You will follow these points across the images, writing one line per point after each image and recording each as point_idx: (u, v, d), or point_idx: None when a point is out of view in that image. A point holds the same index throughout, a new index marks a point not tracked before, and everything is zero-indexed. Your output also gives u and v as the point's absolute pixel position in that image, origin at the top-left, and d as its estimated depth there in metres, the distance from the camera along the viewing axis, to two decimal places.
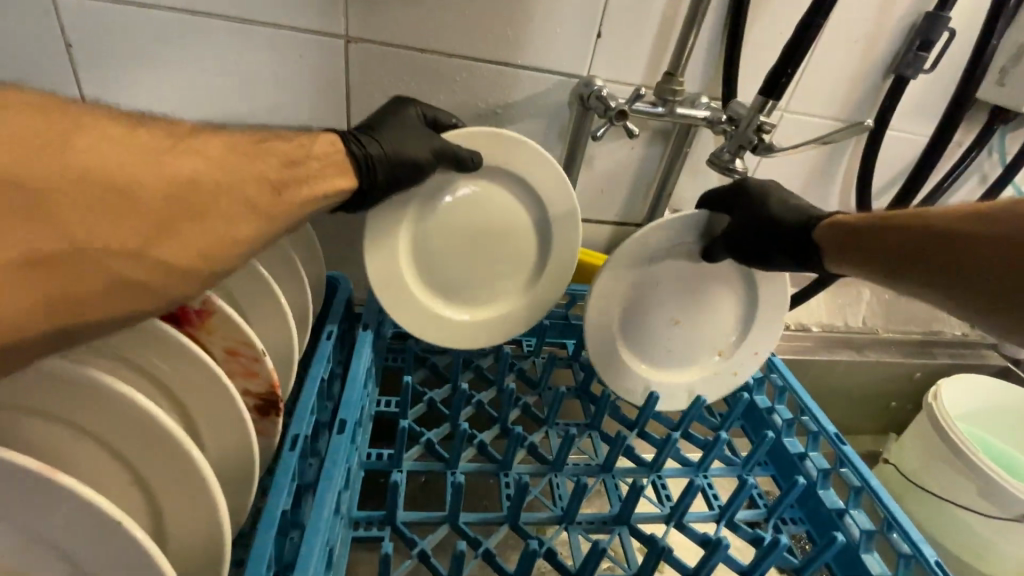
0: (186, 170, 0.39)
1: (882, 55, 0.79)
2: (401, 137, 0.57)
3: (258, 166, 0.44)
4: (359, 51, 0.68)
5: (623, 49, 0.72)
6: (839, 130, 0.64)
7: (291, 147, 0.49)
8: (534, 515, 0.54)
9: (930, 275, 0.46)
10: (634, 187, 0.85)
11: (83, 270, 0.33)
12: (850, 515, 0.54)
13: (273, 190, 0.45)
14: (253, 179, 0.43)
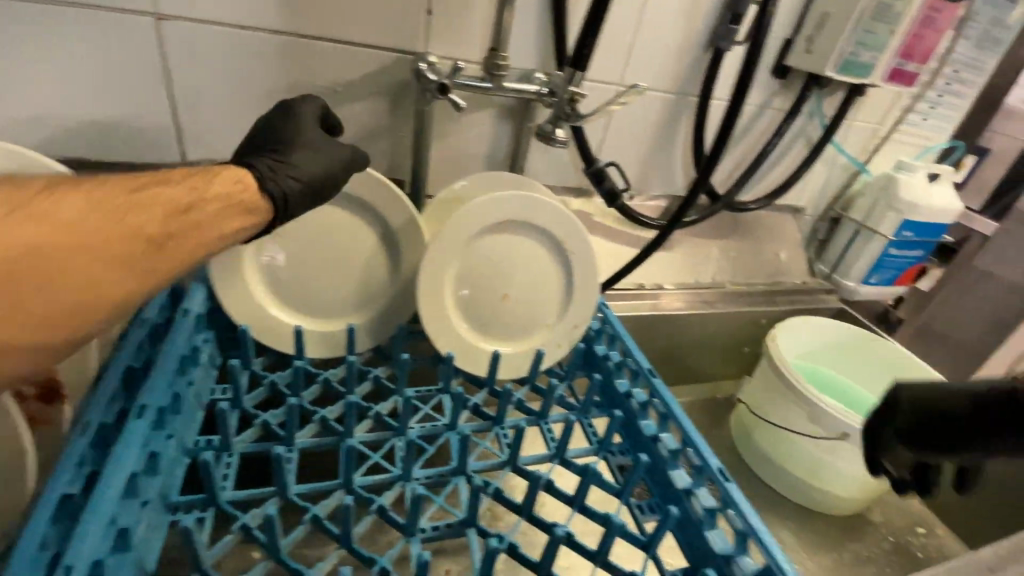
0: (38, 235, 0.37)
1: (700, 30, 0.86)
2: (308, 149, 0.56)
3: (129, 221, 0.42)
4: (174, 30, 0.66)
5: (454, 26, 0.74)
6: (623, 92, 0.67)
7: (180, 194, 0.46)
8: (370, 478, 0.55)
9: None
10: (489, 162, 0.88)
11: None
12: (665, 437, 0.60)
13: (146, 245, 0.43)
14: (137, 233, 0.42)
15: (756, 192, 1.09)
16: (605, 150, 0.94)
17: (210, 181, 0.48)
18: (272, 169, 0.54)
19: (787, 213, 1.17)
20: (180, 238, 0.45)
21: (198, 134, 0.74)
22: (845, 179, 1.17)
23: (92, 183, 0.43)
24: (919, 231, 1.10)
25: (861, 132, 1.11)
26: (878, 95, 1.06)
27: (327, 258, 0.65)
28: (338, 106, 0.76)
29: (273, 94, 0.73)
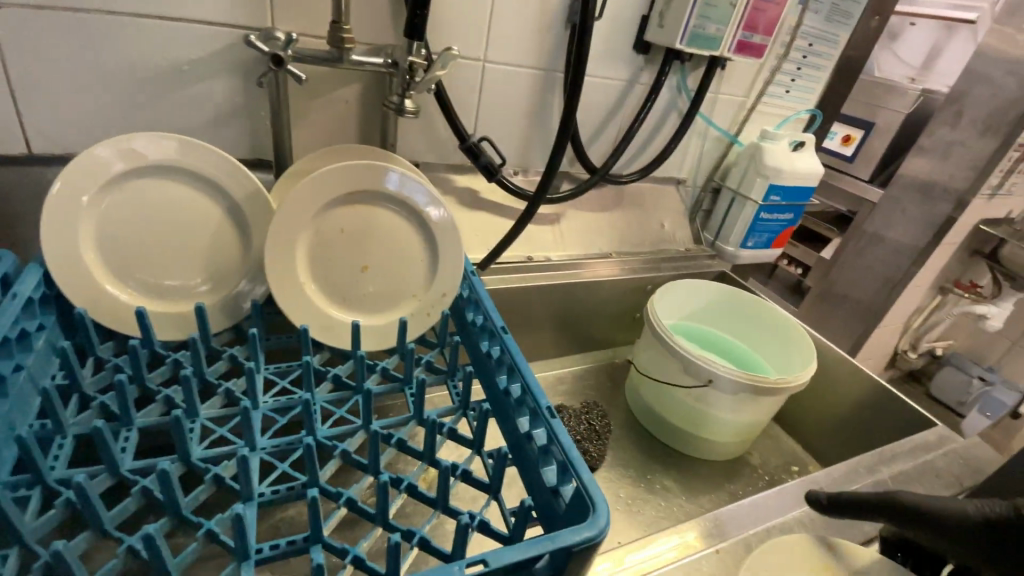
0: None
1: (557, 7, 0.89)
2: None
3: None
4: (2, 14, 0.63)
5: (302, 3, 0.74)
6: (437, 60, 0.67)
7: None
8: (213, 450, 0.55)
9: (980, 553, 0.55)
10: (361, 141, 0.89)
11: None
12: (516, 385, 0.63)
13: None
14: None
15: (636, 165, 1.14)
16: (479, 127, 0.96)
17: None
18: None
19: (670, 184, 1.23)
20: None
21: (41, 123, 0.71)
22: (720, 150, 1.25)
23: None
24: (786, 194, 1.19)
25: (730, 104, 1.18)
26: (740, 69, 1.14)
27: (173, 238, 0.65)
28: (188, 86, 0.75)
29: (118, 76, 0.71)
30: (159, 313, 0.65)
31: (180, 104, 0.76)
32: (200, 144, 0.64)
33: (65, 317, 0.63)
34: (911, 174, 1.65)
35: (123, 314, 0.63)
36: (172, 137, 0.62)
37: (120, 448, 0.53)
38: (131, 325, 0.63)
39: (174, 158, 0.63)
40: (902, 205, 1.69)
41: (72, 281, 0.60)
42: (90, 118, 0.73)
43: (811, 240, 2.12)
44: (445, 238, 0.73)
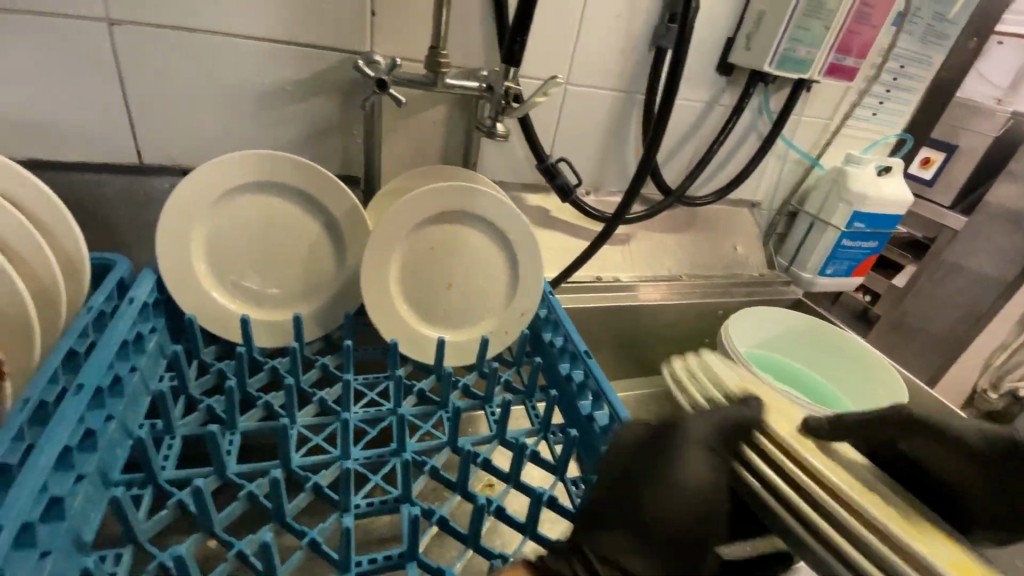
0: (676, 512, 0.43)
1: (642, 29, 0.89)
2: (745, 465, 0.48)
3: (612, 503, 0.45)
4: (125, 33, 0.69)
5: (400, 27, 0.77)
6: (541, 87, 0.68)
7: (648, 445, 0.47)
8: (310, 459, 0.57)
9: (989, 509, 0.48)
10: (442, 157, 0.91)
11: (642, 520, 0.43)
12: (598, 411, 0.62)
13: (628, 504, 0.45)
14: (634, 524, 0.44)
15: (711, 187, 1.12)
16: (556, 147, 0.96)
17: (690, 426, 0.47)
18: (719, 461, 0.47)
19: (744, 207, 1.20)
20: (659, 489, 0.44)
21: (157, 136, 0.76)
22: (799, 173, 1.20)
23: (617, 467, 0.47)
24: (870, 221, 1.13)
25: (812, 127, 1.14)
26: (825, 91, 1.10)
27: (275, 249, 0.68)
28: (288, 103, 0.79)
29: (225, 93, 0.76)
30: (259, 321, 0.68)
31: (278, 120, 0.80)
32: (305, 162, 0.66)
33: (172, 321, 0.67)
34: (1002, 202, 1.54)
35: (227, 319, 0.66)
36: (277, 155, 0.65)
37: (226, 450, 0.56)
38: (233, 331, 0.67)
39: (278, 174, 0.66)
40: (988, 234, 1.58)
41: (185, 287, 0.64)
42: (196, 131, 0.77)
43: (884, 267, 2.01)
44: (528, 259, 0.73)
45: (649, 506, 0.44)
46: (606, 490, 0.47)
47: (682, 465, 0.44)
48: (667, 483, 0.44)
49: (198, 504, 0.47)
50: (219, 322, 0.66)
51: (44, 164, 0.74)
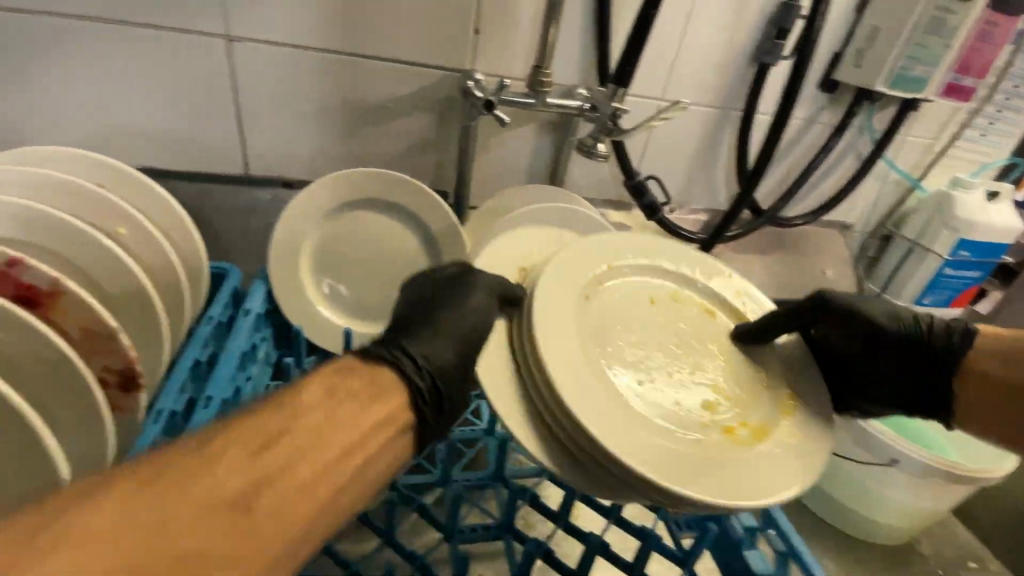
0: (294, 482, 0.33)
1: (744, 46, 0.85)
2: (454, 331, 0.45)
3: (222, 482, 0.31)
4: (242, 49, 0.71)
5: (501, 44, 0.76)
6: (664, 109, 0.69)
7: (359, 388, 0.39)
8: (413, 479, 0.59)
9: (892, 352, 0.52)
10: (529, 173, 0.90)
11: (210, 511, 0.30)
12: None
13: (251, 481, 0.32)
14: (227, 500, 0.30)
15: (800, 209, 1.07)
16: (644, 165, 0.94)
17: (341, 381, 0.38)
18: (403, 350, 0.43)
19: (834, 230, 1.14)
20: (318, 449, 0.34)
21: (262, 148, 0.79)
22: (898, 194, 1.13)
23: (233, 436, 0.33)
24: (978, 250, 1.05)
25: (915, 147, 1.07)
26: (934, 109, 1.03)
27: (376, 264, 0.69)
28: (388, 120, 0.80)
29: (329, 108, 0.77)
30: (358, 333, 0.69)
31: (376, 135, 0.81)
32: (411, 181, 0.66)
33: (277, 331, 0.69)
34: None
35: (328, 330, 0.68)
36: (386, 174, 0.66)
37: None
38: (334, 342, 0.68)
39: (383, 191, 0.67)
40: None
41: (293, 297, 0.65)
42: (299, 144, 0.79)
43: None
44: None
45: (437, 318, 0.46)
46: (412, 314, 0.48)
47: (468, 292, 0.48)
48: (421, 320, 0.47)
49: None
50: (321, 332, 0.68)
51: (158, 172, 0.78)
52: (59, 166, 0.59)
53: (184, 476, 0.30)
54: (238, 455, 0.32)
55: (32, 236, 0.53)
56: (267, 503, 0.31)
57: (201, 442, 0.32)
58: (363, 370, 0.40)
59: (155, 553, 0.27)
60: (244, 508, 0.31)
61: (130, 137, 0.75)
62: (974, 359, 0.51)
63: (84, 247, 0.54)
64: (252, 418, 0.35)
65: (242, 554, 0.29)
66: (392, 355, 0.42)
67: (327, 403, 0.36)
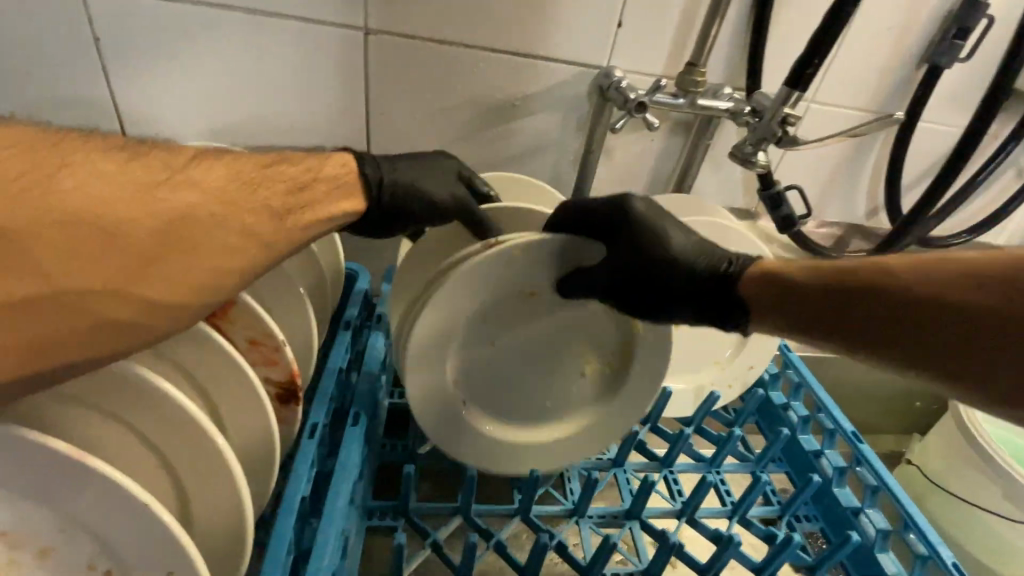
0: (307, 217, 0.44)
1: (913, 46, 0.76)
2: (420, 171, 0.54)
3: (258, 195, 0.42)
4: (378, 42, 0.68)
5: (645, 41, 0.71)
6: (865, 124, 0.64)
7: (343, 177, 0.49)
8: (545, 509, 0.56)
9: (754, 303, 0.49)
10: (653, 180, 0.83)
11: (243, 205, 0.40)
12: (910, 535, 0.52)
13: (269, 216, 0.42)
14: (265, 205, 0.42)
15: (947, 228, 0.96)
16: (781, 174, 0.85)
17: (323, 162, 0.48)
18: (378, 170, 0.51)
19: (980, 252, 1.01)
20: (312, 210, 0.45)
21: (385, 145, 0.76)
22: None
23: (276, 163, 0.45)
24: None
25: None
26: None
27: None
28: (514, 118, 0.76)
29: (456, 105, 0.74)
30: None
31: (500, 134, 0.77)
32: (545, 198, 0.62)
33: None
34: None
35: None
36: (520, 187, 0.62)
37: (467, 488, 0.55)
38: None
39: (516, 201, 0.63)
40: None
41: None
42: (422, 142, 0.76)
43: None
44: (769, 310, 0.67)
45: (405, 162, 0.54)
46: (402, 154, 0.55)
47: (433, 160, 0.56)
48: (402, 156, 0.55)
49: (465, 561, 0.46)
50: None
51: None
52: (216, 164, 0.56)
53: (246, 177, 0.42)
54: (281, 185, 0.44)
55: None
56: (296, 219, 0.43)
57: (259, 159, 0.45)
58: (345, 180, 0.49)
59: (220, 206, 0.39)
60: (287, 216, 0.43)
61: (256, 129, 0.74)
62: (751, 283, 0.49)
63: None
64: (293, 159, 0.47)
65: (275, 238, 0.42)
66: (372, 177, 0.50)
67: (331, 194, 0.48)
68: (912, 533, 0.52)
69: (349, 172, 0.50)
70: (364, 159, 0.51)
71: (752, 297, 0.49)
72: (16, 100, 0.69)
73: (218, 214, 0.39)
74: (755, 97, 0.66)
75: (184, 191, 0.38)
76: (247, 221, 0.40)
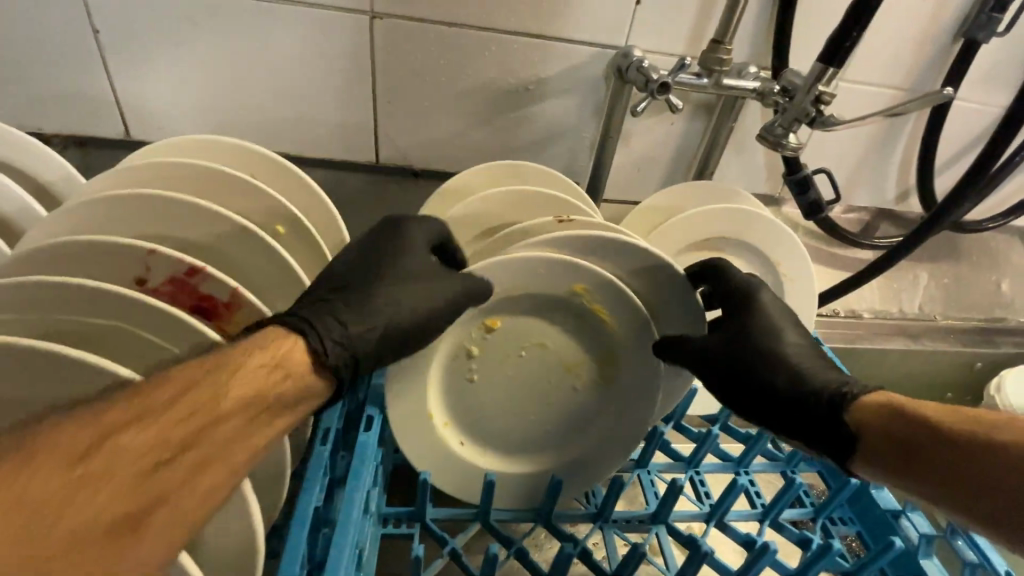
0: (236, 428, 0.34)
1: (950, 19, 0.71)
2: (383, 299, 0.45)
3: (150, 447, 0.30)
4: (384, 26, 0.65)
5: (666, 19, 0.67)
6: (906, 102, 0.60)
7: (275, 356, 0.37)
8: (566, 513, 0.54)
9: (873, 442, 0.43)
10: (673, 165, 0.80)
11: (129, 475, 0.29)
12: (959, 542, 0.49)
13: (184, 464, 0.31)
14: (162, 451, 0.31)
15: (983, 210, 0.92)
16: (807, 157, 0.81)
17: (242, 362, 0.36)
18: (327, 332, 0.41)
19: (1017, 235, 0.96)
20: (247, 420, 0.35)
21: (394, 135, 0.74)
22: None
23: (162, 393, 0.33)
24: None
25: None
26: None
27: None
28: (527, 103, 0.72)
29: (467, 91, 0.71)
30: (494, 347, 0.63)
31: (514, 120, 0.74)
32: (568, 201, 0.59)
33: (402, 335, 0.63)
34: None
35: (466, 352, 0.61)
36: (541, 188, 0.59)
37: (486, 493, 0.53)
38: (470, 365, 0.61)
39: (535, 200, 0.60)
40: None
41: None
42: (432, 131, 0.74)
43: None
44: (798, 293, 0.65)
45: (382, 303, 0.44)
46: (366, 275, 0.46)
47: (403, 269, 0.47)
48: (368, 291, 0.44)
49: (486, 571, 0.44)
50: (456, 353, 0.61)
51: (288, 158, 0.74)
52: (220, 153, 0.54)
53: (124, 430, 0.30)
54: (130, 477, 0.29)
55: (190, 230, 0.46)
56: (220, 441, 0.33)
57: (98, 427, 0.30)
58: (303, 380, 0.38)
59: (101, 501, 0.28)
60: (133, 532, 0.29)
61: (262, 121, 0.71)
62: (863, 415, 0.44)
63: (246, 247, 0.47)
64: (167, 395, 0.33)
65: (194, 485, 0.31)
66: (326, 351, 0.40)
67: (244, 430, 0.34)
68: (961, 538, 0.49)
69: (279, 341, 0.38)
70: (325, 341, 0.40)
71: (863, 428, 0.43)
72: (15, 97, 0.67)
73: (92, 525, 0.27)
74: (786, 76, 0.62)
75: (39, 478, 0.27)
76: (143, 497, 0.29)
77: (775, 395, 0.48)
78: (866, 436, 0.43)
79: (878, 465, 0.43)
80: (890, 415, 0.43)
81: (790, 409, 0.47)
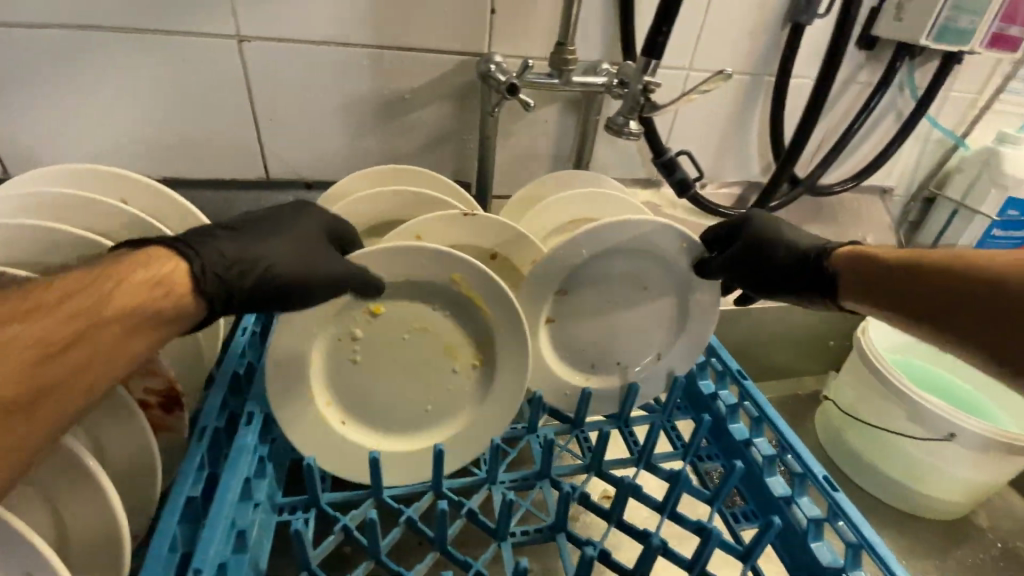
0: (118, 332, 0.39)
1: (776, 7, 0.80)
2: (268, 250, 0.48)
3: (35, 339, 0.36)
4: (253, 49, 0.69)
5: (521, 25, 0.73)
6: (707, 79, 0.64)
7: (161, 274, 0.42)
8: (457, 481, 0.58)
9: (860, 283, 0.51)
10: (554, 159, 0.86)
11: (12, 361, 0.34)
12: (790, 456, 0.56)
13: (63, 356, 0.36)
14: (44, 343, 0.36)
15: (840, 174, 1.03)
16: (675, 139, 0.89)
17: (128, 270, 0.41)
18: (206, 263, 0.44)
19: (874, 194, 1.08)
20: (126, 323, 0.39)
21: (280, 152, 0.77)
22: (939, 155, 1.06)
23: (49, 294, 0.38)
24: None
25: (959, 104, 1.00)
26: (979, 60, 0.95)
27: None
28: (405, 112, 0.77)
29: (344, 105, 0.75)
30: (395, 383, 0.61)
31: (395, 129, 0.78)
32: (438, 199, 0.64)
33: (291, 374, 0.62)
34: None
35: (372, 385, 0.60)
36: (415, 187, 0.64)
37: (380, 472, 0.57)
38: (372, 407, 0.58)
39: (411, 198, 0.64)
40: None
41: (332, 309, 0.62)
42: (317, 145, 0.77)
43: None
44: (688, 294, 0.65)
45: (264, 250, 0.48)
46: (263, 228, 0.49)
47: (290, 237, 0.50)
48: (256, 241, 0.48)
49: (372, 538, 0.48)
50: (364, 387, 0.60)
51: (178, 181, 0.76)
52: (89, 181, 0.56)
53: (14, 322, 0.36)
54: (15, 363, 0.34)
55: (53, 256, 0.49)
56: (99, 339, 0.38)
57: None
58: (180, 303, 0.42)
59: None
60: (17, 408, 0.34)
61: (145, 147, 0.73)
62: (847, 264, 0.53)
63: None
64: (53, 298, 0.38)
65: (72, 377, 0.36)
66: (201, 281, 0.43)
67: (126, 335, 0.39)
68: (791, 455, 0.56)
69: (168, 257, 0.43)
70: (205, 267, 0.43)
71: (847, 273, 0.52)
72: None
73: None
74: (627, 67, 0.69)
75: None
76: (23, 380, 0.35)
77: (775, 270, 0.57)
78: (847, 277, 0.52)
79: (861, 300, 0.51)
80: (865, 259, 0.52)
81: (788, 276, 0.56)
